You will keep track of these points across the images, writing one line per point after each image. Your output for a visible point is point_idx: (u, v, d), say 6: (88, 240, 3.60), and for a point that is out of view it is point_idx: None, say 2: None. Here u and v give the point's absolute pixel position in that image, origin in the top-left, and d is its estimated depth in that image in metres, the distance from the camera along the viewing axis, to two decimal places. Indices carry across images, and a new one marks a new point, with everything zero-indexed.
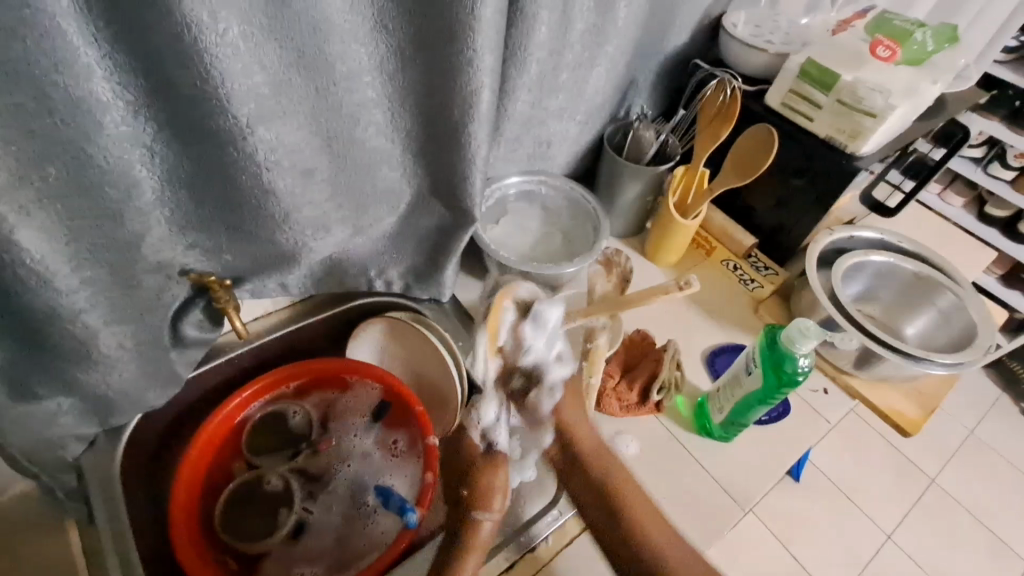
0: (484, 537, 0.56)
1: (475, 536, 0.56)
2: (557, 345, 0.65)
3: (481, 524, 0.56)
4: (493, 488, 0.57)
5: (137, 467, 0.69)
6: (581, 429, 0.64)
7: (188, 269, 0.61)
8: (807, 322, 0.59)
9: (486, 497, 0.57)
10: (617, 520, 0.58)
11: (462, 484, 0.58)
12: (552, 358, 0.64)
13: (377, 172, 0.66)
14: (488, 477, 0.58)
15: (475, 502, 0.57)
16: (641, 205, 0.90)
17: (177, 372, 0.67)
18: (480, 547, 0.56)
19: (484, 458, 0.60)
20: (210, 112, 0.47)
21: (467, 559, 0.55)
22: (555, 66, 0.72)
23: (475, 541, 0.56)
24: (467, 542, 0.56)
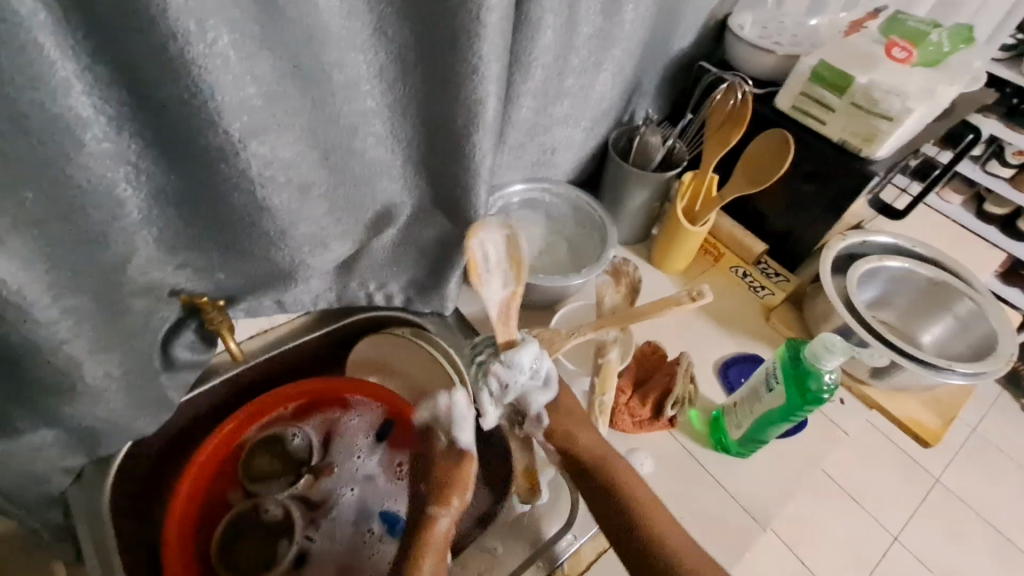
0: (444, 533, 0.51)
1: (433, 533, 0.50)
2: (540, 372, 0.58)
3: (436, 522, 0.51)
4: (450, 483, 0.52)
5: (128, 499, 0.65)
6: (581, 429, 0.60)
7: (178, 289, 0.58)
8: (833, 336, 0.57)
9: (444, 494, 0.52)
10: (631, 534, 0.53)
11: (425, 483, 0.53)
12: (534, 390, 0.59)
13: (376, 183, 0.63)
14: (454, 468, 0.53)
15: (439, 492, 0.52)
16: (648, 212, 0.87)
17: (168, 397, 0.63)
18: (437, 549, 0.50)
19: (447, 455, 0.54)
20: (200, 127, 0.44)
21: (421, 565, 0.49)
22: (560, 71, 0.69)
23: (432, 539, 0.50)
24: (420, 544, 0.50)
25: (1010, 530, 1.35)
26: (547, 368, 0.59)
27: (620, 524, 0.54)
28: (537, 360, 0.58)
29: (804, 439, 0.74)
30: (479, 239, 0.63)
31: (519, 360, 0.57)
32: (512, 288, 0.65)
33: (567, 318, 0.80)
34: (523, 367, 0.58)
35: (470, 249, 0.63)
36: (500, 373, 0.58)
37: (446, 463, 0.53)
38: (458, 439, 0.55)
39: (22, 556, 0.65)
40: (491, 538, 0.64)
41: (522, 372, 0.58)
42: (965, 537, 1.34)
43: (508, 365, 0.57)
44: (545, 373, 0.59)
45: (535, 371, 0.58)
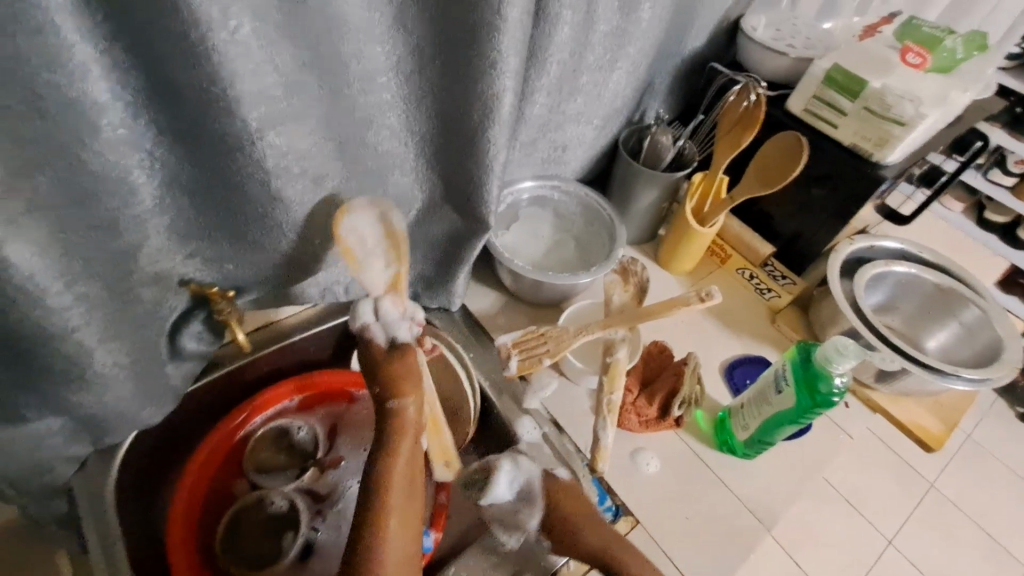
0: (413, 418, 0.55)
1: (401, 422, 0.54)
2: (521, 490, 0.62)
3: (404, 408, 0.54)
4: (404, 373, 0.56)
5: (132, 490, 0.65)
6: (583, 526, 0.58)
7: (187, 279, 0.57)
8: (846, 339, 0.57)
9: (403, 385, 0.55)
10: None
11: (376, 384, 0.56)
12: (523, 508, 0.62)
13: (388, 177, 0.62)
14: (400, 362, 0.57)
15: (397, 386, 0.55)
16: (657, 212, 0.87)
17: (174, 387, 0.63)
18: (409, 431, 0.54)
19: (389, 351, 0.58)
20: (217, 115, 0.44)
21: (397, 448, 0.52)
22: (575, 68, 0.69)
23: (403, 422, 0.54)
24: (393, 431, 0.53)
25: (1002, 536, 1.37)
26: (528, 486, 0.62)
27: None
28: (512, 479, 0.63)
29: (809, 442, 0.74)
30: (347, 224, 0.56)
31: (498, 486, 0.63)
32: (395, 266, 0.59)
33: (573, 318, 0.79)
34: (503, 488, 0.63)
35: (341, 233, 0.55)
36: (381, 332, 0.59)
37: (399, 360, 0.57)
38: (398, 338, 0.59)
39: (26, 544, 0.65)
40: (496, 534, 0.63)
41: (505, 489, 0.63)
42: (959, 542, 1.35)
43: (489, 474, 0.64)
44: (533, 499, 0.62)
45: (522, 493, 0.62)
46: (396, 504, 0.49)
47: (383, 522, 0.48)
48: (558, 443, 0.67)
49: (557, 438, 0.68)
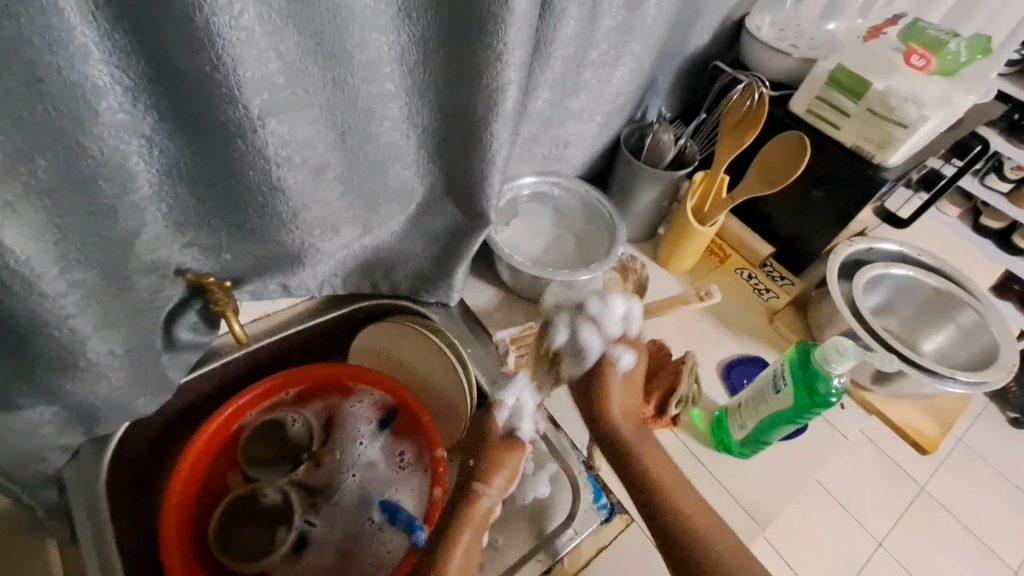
0: (483, 511, 0.53)
1: (473, 509, 0.52)
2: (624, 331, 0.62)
3: (483, 496, 0.52)
4: (500, 465, 0.54)
5: (125, 481, 0.64)
6: (616, 406, 0.59)
7: (184, 268, 0.57)
8: (845, 340, 0.57)
9: (488, 480, 0.53)
10: (658, 501, 0.53)
11: (473, 457, 0.55)
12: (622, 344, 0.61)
13: (389, 169, 0.62)
14: (504, 454, 0.55)
15: (483, 473, 0.53)
16: (657, 210, 0.87)
17: (169, 377, 0.62)
18: (477, 524, 0.52)
19: (503, 438, 0.56)
20: (218, 102, 0.43)
21: (460, 533, 0.51)
22: (579, 63, 0.68)
23: (473, 516, 0.52)
24: (464, 516, 0.52)
25: (989, 538, 1.38)
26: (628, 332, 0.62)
27: (633, 488, 0.55)
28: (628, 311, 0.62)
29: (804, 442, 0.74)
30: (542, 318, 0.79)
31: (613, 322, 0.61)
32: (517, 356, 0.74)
33: None
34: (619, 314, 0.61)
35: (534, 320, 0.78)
36: (506, 416, 0.58)
37: (495, 453, 0.55)
38: (515, 430, 0.57)
39: (16, 534, 0.64)
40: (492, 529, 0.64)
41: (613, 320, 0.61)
42: (948, 545, 1.36)
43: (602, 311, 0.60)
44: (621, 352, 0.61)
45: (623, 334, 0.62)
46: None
47: None
48: (555, 439, 0.69)
49: (553, 434, 0.69)
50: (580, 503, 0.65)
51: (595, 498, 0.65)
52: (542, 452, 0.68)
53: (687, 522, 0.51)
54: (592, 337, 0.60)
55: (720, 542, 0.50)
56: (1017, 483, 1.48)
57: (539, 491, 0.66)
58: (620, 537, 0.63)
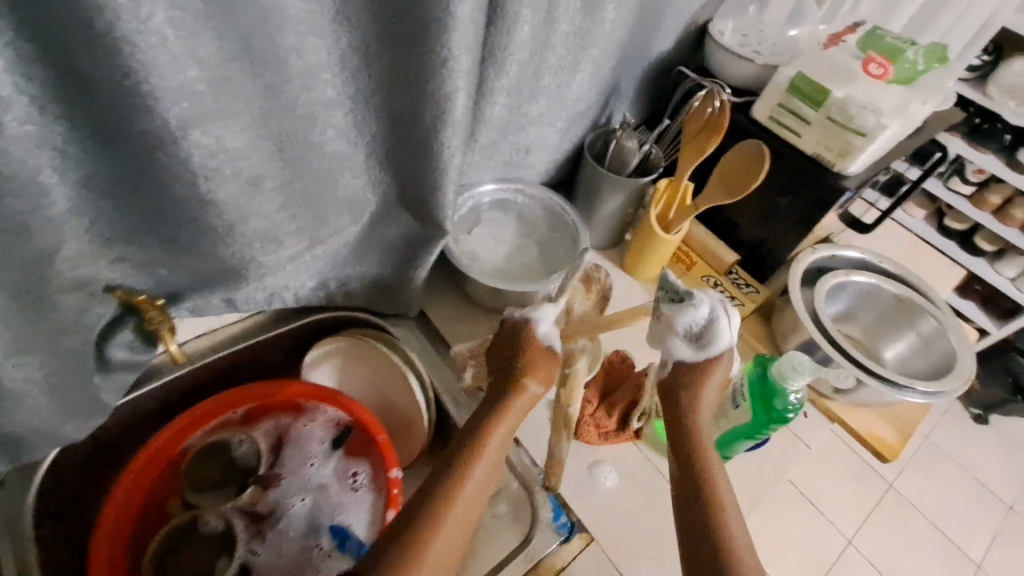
0: (496, 448, 0.50)
1: (491, 440, 0.50)
2: (701, 334, 0.54)
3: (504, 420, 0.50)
4: (541, 363, 0.53)
5: (56, 510, 0.61)
6: (703, 412, 0.53)
7: (114, 285, 0.53)
8: (800, 356, 0.56)
9: (509, 403, 0.51)
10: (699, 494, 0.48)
11: (514, 354, 0.54)
12: (681, 342, 0.55)
13: (336, 178, 0.59)
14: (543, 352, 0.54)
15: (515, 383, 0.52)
16: (622, 217, 0.86)
17: (103, 401, 0.58)
18: (518, 412, 0.52)
19: (545, 348, 0.55)
20: (132, 111, 0.40)
21: (495, 429, 0.50)
22: (536, 68, 0.66)
23: (518, 404, 0.52)
24: (505, 407, 0.51)
25: (955, 534, 1.40)
26: (712, 340, 0.53)
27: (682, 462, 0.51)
28: (709, 318, 0.54)
29: (768, 452, 0.73)
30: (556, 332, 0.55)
31: (680, 319, 0.54)
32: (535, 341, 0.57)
33: None
34: (697, 315, 0.54)
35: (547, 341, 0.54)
36: (546, 330, 0.55)
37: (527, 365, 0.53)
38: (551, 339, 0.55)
39: None
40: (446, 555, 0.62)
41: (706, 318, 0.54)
42: (917, 541, 1.37)
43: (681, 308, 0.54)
44: (709, 345, 0.54)
45: (689, 335, 0.55)
46: (461, 503, 0.46)
47: (439, 514, 0.45)
48: (515, 455, 0.68)
49: (514, 451, 0.68)
50: (539, 521, 0.63)
51: (555, 517, 0.64)
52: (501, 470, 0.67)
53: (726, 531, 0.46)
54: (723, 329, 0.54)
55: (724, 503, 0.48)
56: (979, 479, 1.52)
57: (496, 511, 0.65)
58: (580, 557, 0.62)
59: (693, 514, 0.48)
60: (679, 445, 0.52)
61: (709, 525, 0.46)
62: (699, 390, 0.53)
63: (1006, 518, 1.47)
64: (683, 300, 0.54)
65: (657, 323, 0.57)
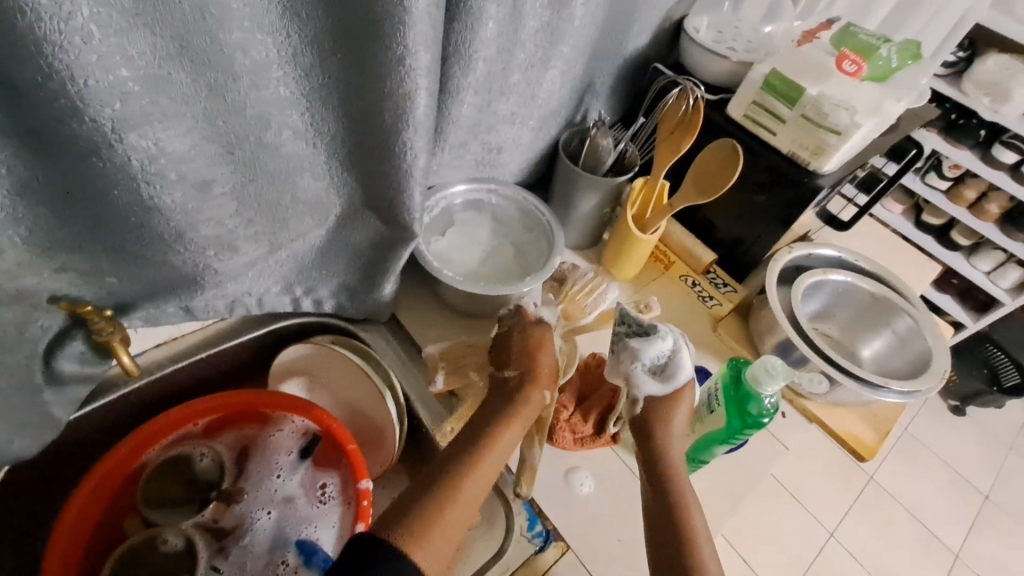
0: (488, 469, 0.51)
1: (491, 453, 0.52)
2: (666, 367, 0.57)
3: (498, 443, 0.53)
4: (548, 367, 0.59)
5: (6, 531, 0.58)
6: (672, 440, 0.56)
7: (58, 295, 0.50)
8: (775, 359, 0.54)
9: (506, 426, 0.54)
10: (660, 500, 0.52)
11: (520, 359, 0.59)
12: (650, 377, 0.57)
13: (296, 181, 0.57)
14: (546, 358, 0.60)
15: (510, 411, 0.55)
16: (599, 217, 0.84)
17: (53, 416, 0.56)
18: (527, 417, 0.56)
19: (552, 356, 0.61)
20: (62, 115, 0.38)
21: (507, 428, 0.54)
22: (504, 66, 0.64)
23: (529, 405, 0.56)
24: (516, 409, 0.55)
25: (934, 524, 1.42)
26: (676, 371, 0.56)
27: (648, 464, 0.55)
28: (672, 349, 0.57)
29: (745, 453, 0.73)
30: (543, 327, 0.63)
31: (646, 352, 0.56)
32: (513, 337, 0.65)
33: None
34: (662, 348, 0.56)
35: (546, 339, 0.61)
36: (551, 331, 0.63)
37: (524, 394, 0.56)
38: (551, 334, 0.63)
39: None
40: None
41: (668, 353, 0.57)
42: (898, 533, 1.38)
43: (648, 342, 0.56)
44: (672, 377, 0.57)
45: (655, 367, 0.57)
46: (467, 495, 0.49)
47: (451, 501, 0.48)
48: None
49: None
50: (514, 530, 0.62)
51: (530, 526, 0.63)
52: None
53: (695, 558, 0.49)
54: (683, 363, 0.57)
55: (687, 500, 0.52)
56: (957, 470, 1.54)
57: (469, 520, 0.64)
58: (556, 567, 0.61)
59: (664, 540, 0.50)
60: (650, 469, 0.55)
61: (676, 537, 0.50)
62: (667, 422, 0.56)
63: (982, 508, 1.49)
64: (649, 335, 0.57)
65: (621, 357, 0.58)
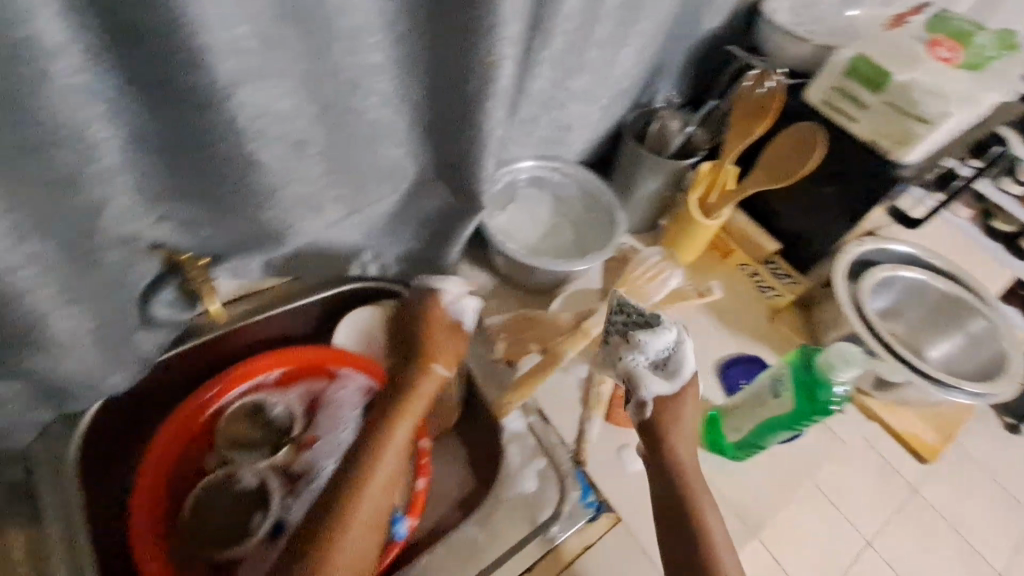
0: (393, 454, 0.56)
1: (392, 440, 0.57)
2: (670, 361, 0.55)
3: (395, 431, 0.58)
4: (442, 348, 0.63)
5: (98, 458, 0.63)
6: (681, 440, 0.56)
7: (159, 244, 0.54)
8: (850, 347, 0.54)
9: (399, 413, 0.59)
10: (683, 503, 0.54)
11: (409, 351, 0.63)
12: (654, 373, 0.56)
13: (376, 148, 0.59)
14: (443, 336, 0.64)
15: (398, 405, 0.59)
16: (659, 200, 0.84)
17: (143, 356, 0.59)
18: (424, 399, 0.61)
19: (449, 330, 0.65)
20: (183, 67, 0.40)
21: (404, 416, 0.59)
22: (582, 41, 0.65)
23: (427, 385, 0.61)
24: (405, 399, 0.60)
25: (978, 541, 1.36)
26: (680, 365, 0.55)
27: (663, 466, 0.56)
28: (676, 341, 0.55)
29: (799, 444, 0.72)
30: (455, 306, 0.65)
31: (651, 345, 0.54)
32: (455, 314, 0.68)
33: (570, 303, 0.77)
34: (666, 341, 0.55)
35: (432, 322, 0.64)
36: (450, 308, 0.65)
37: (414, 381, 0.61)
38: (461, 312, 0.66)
39: None
40: (471, 526, 0.62)
41: (670, 346, 0.55)
42: (942, 547, 1.33)
43: (650, 336, 0.54)
44: (675, 371, 0.55)
45: (657, 362, 0.55)
46: (377, 480, 0.54)
47: (359, 487, 0.53)
48: (544, 433, 0.67)
49: (543, 427, 0.68)
50: (567, 500, 0.63)
51: (582, 496, 0.64)
52: (529, 447, 0.67)
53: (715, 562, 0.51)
54: (687, 356, 0.56)
55: (702, 502, 0.54)
56: (1009, 489, 1.47)
57: (524, 486, 0.64)
58: (606, 537, 0.62)
59: (681, 550, 0.53)
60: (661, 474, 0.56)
61: (695, 542, 0.52)
62: (676, 421, 0.56)
63: None
64: (652, 327, 0.55)
65: (618, 353, 0.56)
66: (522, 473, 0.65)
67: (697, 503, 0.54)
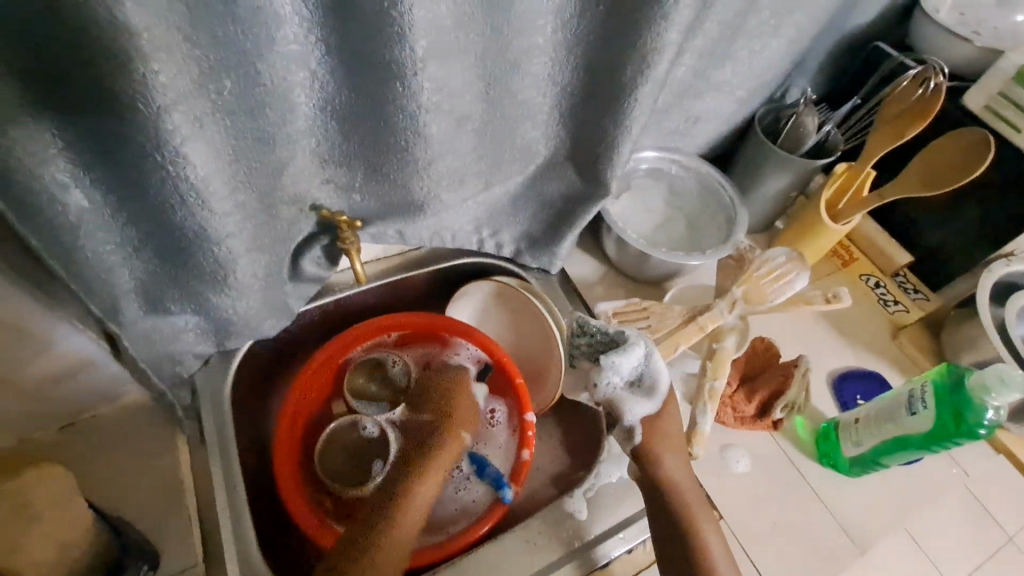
0: (415, 508, 0.55)
1: (416, 496, 0.55)
2: (643, 377, 0.59)
3: (420, 485, 0.56)
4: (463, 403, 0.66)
5: (243, 394, 0.69)
6: (667, 450, 0.58)
7: (319, 205, 0.58)
8: (1011, 367, 0.52)
9: (423, 468, 0.57)
10: (672, 517, 0.55)
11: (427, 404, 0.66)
12: (632, 393, 0.59)
13: (519, 128, 0.61)
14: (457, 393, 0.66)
15: (421, 460, 0.59)
16: (783, 201, 0.81)
17: (291, 305, 0.64)
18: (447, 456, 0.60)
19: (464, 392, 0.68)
20: (387, 40, 0.43)
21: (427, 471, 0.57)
22: (733, 30, 0.64)
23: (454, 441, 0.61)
24: (431, 455, 0.59)
25: None
26: (654, 378, 0.59)
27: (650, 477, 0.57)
28: (644, 357, 0.59)
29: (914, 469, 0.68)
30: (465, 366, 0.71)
31: (621, 367, 0.59)
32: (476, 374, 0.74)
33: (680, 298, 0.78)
34: (633, 360, 0.59)
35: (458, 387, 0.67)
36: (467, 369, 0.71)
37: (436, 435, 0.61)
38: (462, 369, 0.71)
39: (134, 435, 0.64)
40: (575, 500, 0.63)
41: (636, 364, 0.59)
42: None
43: (614, 360, 0.59)
44: (652, 386, 0.59)
45: (633, 381, 0.60)
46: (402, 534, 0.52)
47: (382, 538, 0.51)
48: None
49: None
50: None
51: None
52: None
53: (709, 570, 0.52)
54: (658, 366, 0.59)
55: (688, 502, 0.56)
56: None
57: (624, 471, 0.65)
58: None
59: (679, 548, 0.54)
60: (651, 487, 0.57)
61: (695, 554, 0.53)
62: (663, 437, 0.58)
63: None
64: (617, 348, 0.59)
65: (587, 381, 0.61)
66: (618, 460, 0.66)
67: (695, 520, 0.55)
